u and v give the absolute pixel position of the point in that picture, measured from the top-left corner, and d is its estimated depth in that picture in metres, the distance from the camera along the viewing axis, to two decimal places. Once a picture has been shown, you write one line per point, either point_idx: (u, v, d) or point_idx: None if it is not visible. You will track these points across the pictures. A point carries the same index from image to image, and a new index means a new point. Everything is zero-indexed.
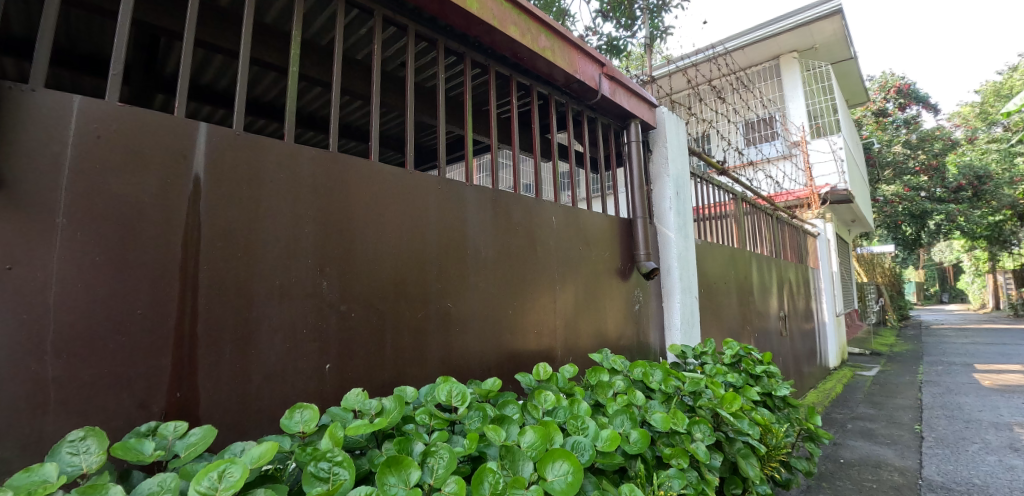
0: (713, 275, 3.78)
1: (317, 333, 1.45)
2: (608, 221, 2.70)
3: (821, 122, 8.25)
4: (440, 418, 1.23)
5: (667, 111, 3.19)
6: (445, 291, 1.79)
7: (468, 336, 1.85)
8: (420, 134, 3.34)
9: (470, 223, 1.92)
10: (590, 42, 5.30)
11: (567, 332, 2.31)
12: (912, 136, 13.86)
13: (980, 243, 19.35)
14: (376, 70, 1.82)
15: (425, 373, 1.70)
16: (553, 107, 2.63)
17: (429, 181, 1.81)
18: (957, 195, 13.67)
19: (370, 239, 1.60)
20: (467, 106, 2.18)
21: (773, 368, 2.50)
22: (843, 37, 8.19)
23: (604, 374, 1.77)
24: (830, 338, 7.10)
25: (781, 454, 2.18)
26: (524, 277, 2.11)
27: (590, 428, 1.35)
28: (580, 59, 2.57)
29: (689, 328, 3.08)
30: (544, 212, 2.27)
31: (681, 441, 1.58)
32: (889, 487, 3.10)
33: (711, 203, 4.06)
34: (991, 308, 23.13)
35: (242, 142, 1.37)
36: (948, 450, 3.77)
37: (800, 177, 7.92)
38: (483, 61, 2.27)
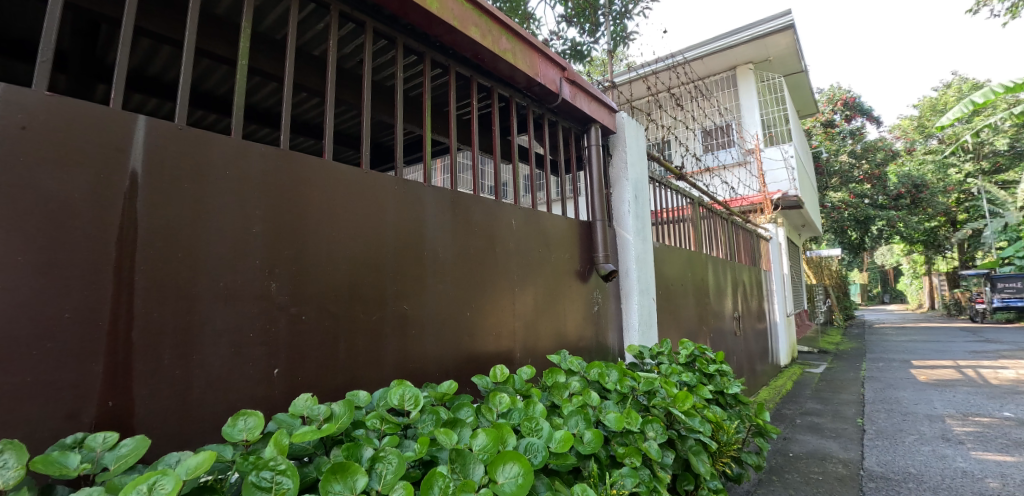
0: (671, 277, 3.87)
1: (265, 337, 1.40)
2: (568, 224, 2.73)
3: (775, 131, 8.67)
4: (392, 423, 1.20)
5: (627, 116, 3.26)
6: (401, 293, 1.76)
7: (425, 339, 1.82)
8: (377, 132, 3.28)
9: (429, 224, 1.90)
10: (555, 46, 5.34)
11: (527, 334, 2.32)
12: (857, 146, 14.61)
13: (918, 248, 20.61)
14: (332, 65, 1.77)
15: (381, 377, 1.67)
16: (514, 109, 2.63)
17: (387, 181, 1.77)
18: (897, 202, 14.53)
19: (324, 239, 1.56)
20: (427, 106, 2.15)
21: (725, 368, 2.58)
22: (795, 51, 8.57)
23: (561, 375, 1.79)
24: (782, 337, 7.39)
25: (731, 449, 2.24)
26: (484, 279, 2.10)
27: (544, 429, 1.35)
28: (542, 63, 2.58)
29: (647, 329, 3.14)
30: (505, 214, 2.27)
31: (635, 441, 1.61)
32: (833, 478, 3.24)
33: (669, 207, 4.17)
34: (928, 308, 24.67)
35: (185, 136, 1.31)
36: (887, 442, 3.98)
37: (754, 183, 8.23)
38: (444, 61, 2.25)
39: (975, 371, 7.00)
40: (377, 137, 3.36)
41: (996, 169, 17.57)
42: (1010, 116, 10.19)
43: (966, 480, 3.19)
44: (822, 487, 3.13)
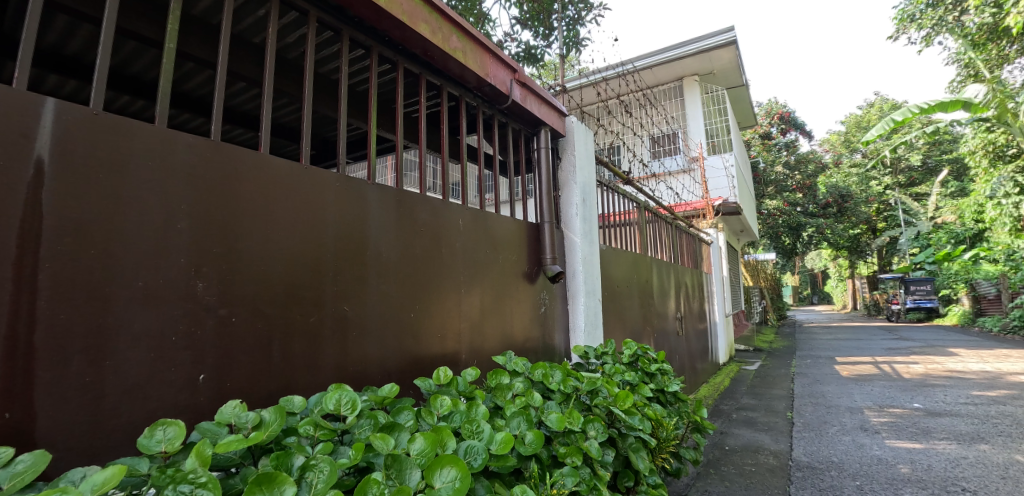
0: (617, 279, 3.97)
1: (190, 341, 1.31)
2: (516, 225, 2.73)
3: (717, 140, 9.07)
4: (327, 429, 1.16)
5: (576, 121, 3.31)
6: (341, 293, 1.70)
7: (366, 341, 1.77)
8: (319, 126, 3.16)
9: (372, 224, 1.85)
10: (508, 48, 5.35)
11: (472, 336, 2.29)
12: (791, 157, 15.54)
13: (843, 253, 22.16)
14: (271, 53, 1.69)
15: (318, 381, 1.60)
16: (463, 109, 2.60)
17: (328, 177, 1.71)
18: (825, 211, 15.56)
19: (257, 236, 1.48)
20: (372, 102, 2.08)
21: (666, 367, 2.67)
22: (737, 66, 9.02)
23: (505, 376, 1.78)
24: (721, 336, 7.73)
25: (670, 445, 2.31)
26: (429, 279, 2.07)
27: (484, 432, 1.34)
28: (492, 63, 2.57)
29: (592, 329, 3.20)
30: (451, 214, 2.25)
31: (576, 440, 1.62)
32: (764, 469, 3.42)
33: (616, 211, 4.26)
34: (850, 309, 26.58)
35: (102, 122, 1.21)
36: (812, 433, 4.24)
37: (697, 190, 8.59)
38: (391, 56, 2.19)
39: (890, 366, 7.60)
40: (319, 131, 3.24)
41: (910, 182, 19.20)
42: (922, 135, 11.18)
43: (881, 466, 3.44)
44: (754, 477, 3.29)
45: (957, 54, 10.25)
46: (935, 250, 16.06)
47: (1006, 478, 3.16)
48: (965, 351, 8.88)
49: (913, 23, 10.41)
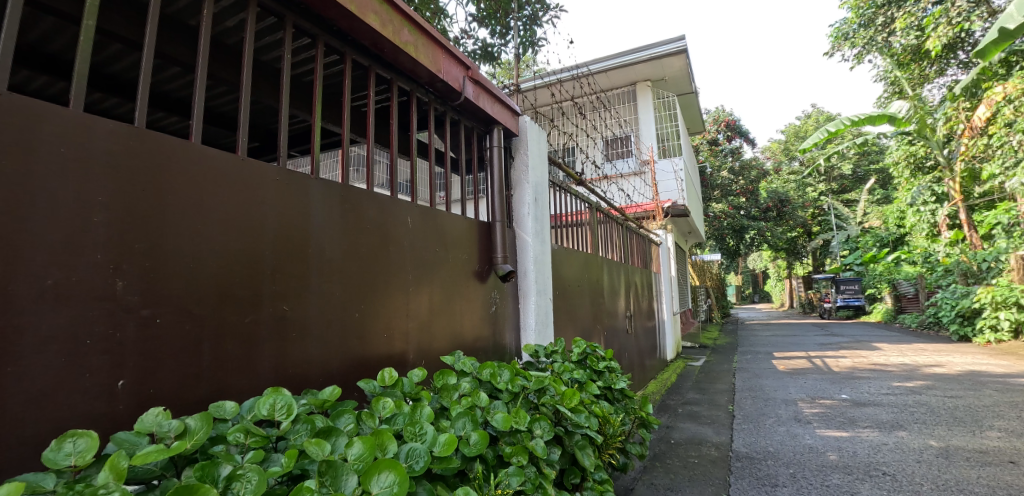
0: (568, 278, 4.01)
1: (109, 344, 1.21)
2: (467, 224, 2.71)
3: (668, 144, 9.38)
4: (259, 435, 1.10)
5: (530, 120, 3.31)
6: (280, 293, 1.62)
7: (308, 342, 1.70)
8: (261, 117, 3.01)
9: (315, 219, 1.77)
10: (465, 45, 5.30)
11: (420, 335, 2.25)
12: (736, 163, 16.24)
13: (781, 255, 23.40)
14: (205, 38, 1.59)
15: (254, 385, 1.53)
16: (414, 104, 2.54)
17: (266, 170, 1.63)
18: (766, 215, 16.37)
19: (186, 232, 1.38)
20: (317, 94, 2.00)
21: (613, 364, 2.72)
22: (687, 73, 9.35)
23: (452, 377, 1.75)
24: (668, 333, 7.97)
25: (617, 441, 2.35)
26: (377, 279, 2.02)
27: (428, 434, 1.32)
28: (445, 59, 2.54)
29: (543, 328, 3.22)
30: (399, 212, 2.19)
31: (522, 439, 1.62)
32: (706, 461, 3.55)
33: (569, 212, 4.31)
34: (788, 307, 28.05)
35: (6, 105, 1.10)
36: (751, 425, 4.45)
37: (648, 192, 8.76)
38: (339, 47, 2.11)
39: (822, 361, 8.09)
40: (261, 121, 3.09)
41: (842, 189, 20.53)
42: (853, 146, 11.96)
43: (812, 454, 3.65)
44: (697, 469, 3.41)
45: (884, 72, 11.04)
46: (862, 253, 17.22)
47: (921, 461, 3.43)
48: (888, 346, 9.56)
49: (846, 42, 11.12)
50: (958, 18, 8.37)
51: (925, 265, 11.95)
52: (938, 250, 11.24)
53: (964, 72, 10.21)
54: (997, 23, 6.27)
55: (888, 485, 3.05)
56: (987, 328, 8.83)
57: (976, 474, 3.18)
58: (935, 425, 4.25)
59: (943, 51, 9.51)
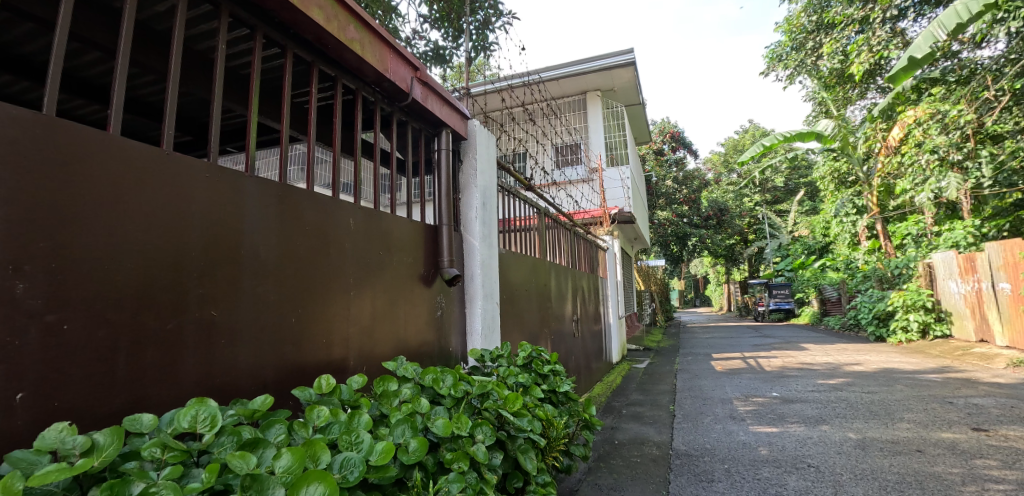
0: (516, 282, 4.04)
1: (7, 351, 1.12)
2: (412, 227, 2.66)
3: (616, 153, 9.64)
4: (179, 449, 1.04)
5: (479, 124, 3.30)
6: (209, 296, 1.53)
7: (237, 349, 1.61)
8: (193, 109, 2.84)
9: (249, 219, 1.69)
10: (416, 46, 5.22)
11: (362, 341, 2.19)
12: (679, 173, 16.93)
13: (721, 261, 24.59)
14: (127, 24, 1.48)
15: (176, 396, 1.43)
16: (360, 103, 2.47)
17: (196, 166, 1.53)
18: (706, 222, 17.16)
19: (99, 229, 1.28)
20: (255, 87, 1.90)
21: (557, 368, 2.75)
22: (635, 85, 9.68)
23: (393, 383, 1.71)
24: (614, 336, 8.18)
25: (560, 444, 2.38)
26: (316, 283, 1.94)
27: (364, 442, 1.28)
28: (393, 59, 2.49)
29: (489, 333, 3.21)
30: (341, 213, 2.12)
31: (464, 445, 1.61)
32: (648, 460, 3.66)
33: (517, 216, 4.33)
34: (726, 310, 29.48)
35: None
36: (690, 424, 4.62)
37: (595, 199, 8.97)
38: (280, 40, 2.02)
39: (755, 361, 8.54)
40: (192, 113, 2.92)
41: (775, 200, 21.85)
42: (784, 160, 12.77)
43: (745, 450, 3.84)
44: (639, 468, 3.50)
45: (812, 93, 11.86)
46: (792, 259, 18.38)
47: (841, 453, 3.68)
48: (814, 346, 10.24)
49: (780, 63, 11.83)
50: (878, 46, 9.08)
51: (847, 271, 12.91)
52: (858, 257, 12.17)
53: (882, 96, 11.12)
54: (907, 52, 6.74)
55: (812, 476, 3.25)
56: (899, 329, 9.67)
57: (889, 463, 3.44)
58: (854, 419, 4.57)
59: (864, 76, 10.32)
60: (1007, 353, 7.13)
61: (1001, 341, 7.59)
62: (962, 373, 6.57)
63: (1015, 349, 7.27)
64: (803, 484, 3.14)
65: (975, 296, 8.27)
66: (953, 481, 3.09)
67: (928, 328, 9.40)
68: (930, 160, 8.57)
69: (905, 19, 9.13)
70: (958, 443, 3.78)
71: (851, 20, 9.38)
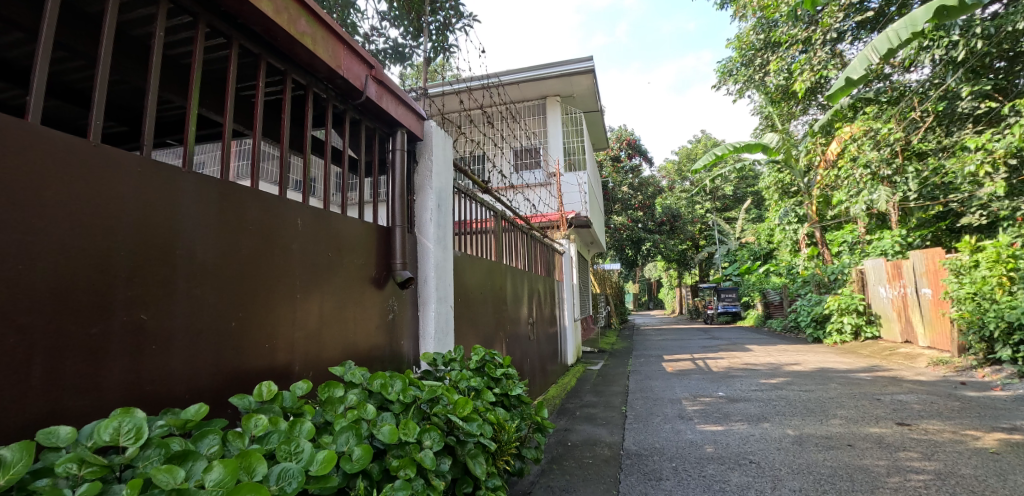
0: (471, 285, 4.01)
1: None
2: (363, 227, 2.59)
3: (574, 158, 9.78)
4: (98, 465, 0.97)
5: (436, 126, 3.27)
6: (139, 298, 1.44)
7: (170, 355, 1.52)
8: (127, 99, 2.68)
9: (186, 217, 1.60)
10: (375, 42, 5.12)
11: (308, 346, 2.11)
12: (635, 180, 17.39)
13: (673, 266, 25.41)
14: (52, 8, 1.38)
15: (101, 404, 1.35)
16: (310, 100, 2.40)
17: (128, 161, 1.44)
18: (660, 228, 17.70)
19: (11, 228, 1.18)
20: (196, 78, 1.81)
21: (510, 371, 2.76)
22: (594, 92, 9.89)
23: (338, 389, 1.66)
24: (569, 339, 8.28)
25: (511, 447, 2.38)
26: (258, 285, 1.86)
27: (304, 452, 1.24)
28: (346, 56, 2.43)
29: (442, 336, 3.18)
30: (288, 212, 2.04)
31: (411, 451, 1.58)
32: (600, 460, 3.72)
33: (473, 219, 4.31)
34: (678, 313, 30.49)
35: None
36: (641, 424, 4.73)
37: (553, 203, 9.06)
38: (225, 30, 1.94)
39: (704, 362, 8.86)
40: (127, 103, 2.75)
41: (724, 207, 22.81)
42: (733, 170, 13.34)
43: (692, 448, 3.97)
44: (590, 469, 3.56)
45: (759, 107, 12.48)
46: (739, 265, 19.22)
47: (779, 449, 3.87)
48: (758, 347, 10.73)
49: (730, 77, 12.34)
50: (819, 66, 9.62)
51: (789, 276, 13.62)
52: (799, 263, 12.87)
53: (822, 112, 11.83)
54: (844, 72, 7.19)
55: (753, 472, 3.40)
56: (834, 331, 10.35)
57: (822, 457, 3.64)
58: (792, 417, 4.81)
59: (806, 94, 10.94)
60: (928, 353, 7.71)
61: (923, 342, 8.20)
62: (889, 371, 7.05)
63: (935, 349, 7.87)
64: (744, 479, 3.28)
65: (901, 300, 8.89)
66: (879, 473, 3.30)
67: (860, 330, 10.06)
68: (863, 174, 9.13)
69: (843, 42, 9.72)
70: (884, 436, 4.05)
71: (795, 39, 9.90)
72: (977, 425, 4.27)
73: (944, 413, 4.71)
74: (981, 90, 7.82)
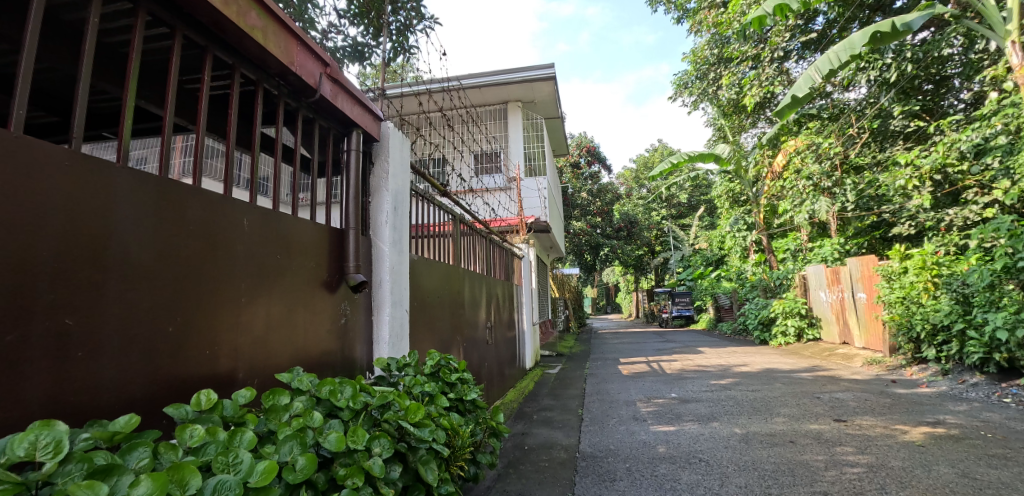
0: (428, 289, 3.96)
1: None
2: (315, 229, 2.52)
3: (534, 164, 9.85)
4: (10, 482, 0.90)
5: (393, 127, 3.22)
6: (64, 302, 1.35)
7: (101, 362, 1.44)
8: (57, 87, 2.50)
9: (122, 217, 1.51)
10: (333, 40, 4.99)
11: (253, 352, 2.03)
12: (594, 186, 17.70)
13: (631, 271, 26.06)
14: None
15: (17, 416, 1.25)
16: (260, 96, 2.31)
17: (56, 155, 1.35)
18: (618, 234, 18.08)
19: None
20: (133, 68, 1.70)
21: (465, 376, 2.74)
22: (555, 99, 10.02)
23: (284, 396, 1.61)
24: (528, 343, 8.31)
25: (465, 453, 2.36)
26: (200, 288, 1.77)
27: (244, 463, 1.20)
28: (299, 52, 2.36)
29: (396, 341, 3.12)
30: (233, 213, 1.95)
31: (359, 459, 1.55)
32: (556, 463, 3.74)
33: (431, 222, 4.26)
34: (635, 317, 31.23)
35: None
36: (596, 426, 4.80)
37: (512, 207, 9.09)
38: (167, 19, 1.84)
39: (658, 364, 9.09)
40: (57, 92, 2.56)
41: (678, 215, 23.57)
42: (687, 179, 13.80)
43: (645, 448, 4.06)
44: (546, 472, 3.58)
45: (712, 119, 12.98)
46: (692, 270, 19.88)
47: (727, 446, 4.01)
48: (710, 350, 11.11)
49: (685, 90, 12.76)
50: (766, 82, 10.09)
51: (738, 281, 14.20)
52: (748, 269, 13.45)
53: (770, 126, 12.42)
54: (790, 91, 7.51)
55: (702, 470, 3.50)
56: (780, 333, 10.90)
57: (766, 453, 3.80)
58: (739, 416, 4.99)
59: (755, 108, 11.47)
60: (863, 353, 8.21)
61: (858, 343, 8.72)
62: (828, 371, 7.45)
63: (869, 350, 8.38)
64: (694, 477, 3.37)
65: (839, 304, 9.43)
66: (817, 467, 3.47)
67: (802, 332, 10.62)
68: (806, 185, 9.54)
69: (789, 60, 10.24)
70: (823, 433, 4.27)
71: (746, 56, 10.34)
72: (905, 419, 4.58)
73: (876, 409, 5.01)
74: (911, 110, 8.50)
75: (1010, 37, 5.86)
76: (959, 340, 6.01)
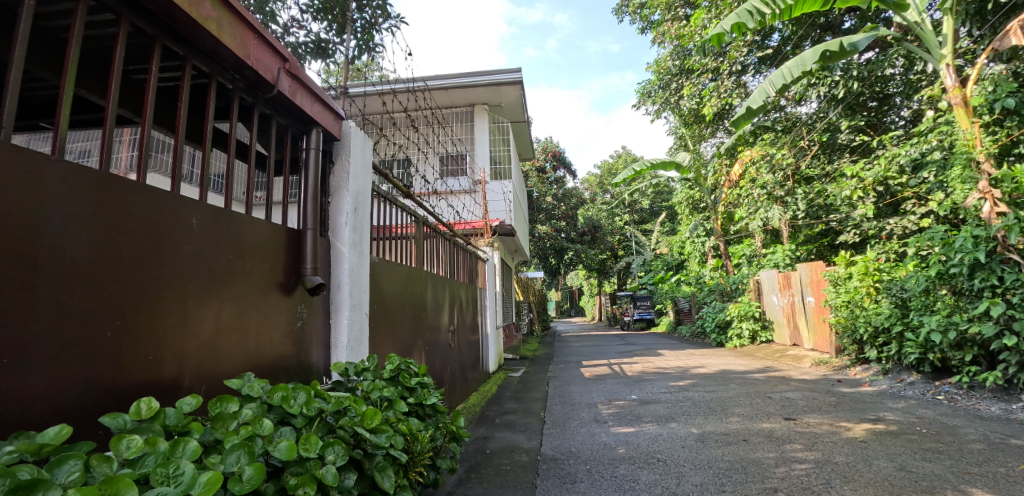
0: (389, 292, 3.90)
1: None
2: (271, 230, 2.44)
3: (500, 167, 9.87)
4: None
5: (354, 126, 3.16)
6: None
7: (28, 370, 1.34)
8: None
9: (54, 214, 1.42)
10: (295, 35, 4.84)
11: (201, 357, 1.94)
12: (559, 191, 17.87)
13: (594, 274, 26.44)
14: None
15: None
16: (213, 89, 2.22)
17: None
18: (581, 238, 18.30)
19: None
20: (71, 56, 1.61)
21: (425, 380, 2.71)
22: (521, 103, 10.07)
23: (232, 403, 1.54)
24: (491, 346, 8.28)
25: (424, 458, 2.33)
26: (142, 290, 1.68)
27: (185, 474, 1.14)
28: (256, 46, 2.28)
29: (355, 346, 3.05)
30: (182, 211, 1.87)
31: (311, 467, 1.50)
32: (517, 467, 3.74)
33: (392, 224, 4.19)
34: (598, 320, 31.70)
35: None
36: (558, 429, 4.83)
37: (477, 210, 9.07)
38: (111, 5, 1.75)
39: (619, 367, 9.24)
40: None
41: (640, 220, 24.08)
42: (649, 185, 14.13)
43: (605, 450, 4.11)
44: (508, 476, 3.57)
45: (673, 127, 13.35)
46: (653, 274, 20.36)
47: (684, 446, 4.11)
48: (669, 352, 11.38)
49: (649, 98, 13.06)
50: (725, 94, 10.45)
51: (696, 285, 14.62)
52: (706, 273, 13.85)
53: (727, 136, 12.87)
54: (746, 102, 7.78)
55: (660, 469, 3.58)
56: (735, 336, 11.29)
57: (721, 452, 3.92)
58: (696, 416, 5.13)
59: (714, 118, 11.86)
60: (812, 355, 8.60)
61: (807, 345, 9.12)
62: (780, 371, 7.76)
63: (817, 351, 8.78)
64: (652, 477, 3.44)
65: (789, 307, 9.84)
66: (768, 464, 3.60)
67: (756, 334, 11.02)
68: (760, 194, 9.91)
69: (747, 74, 10.64)
70: (774, 431, 4.43)
71: (706, 68, 10.68)
72: (850, 417, 4.81)
73: (824, 407, 5.25)
74: (856, 125, 9.05)
75: (944, 60, 6.25)
76: (898, 342, 6.37)
